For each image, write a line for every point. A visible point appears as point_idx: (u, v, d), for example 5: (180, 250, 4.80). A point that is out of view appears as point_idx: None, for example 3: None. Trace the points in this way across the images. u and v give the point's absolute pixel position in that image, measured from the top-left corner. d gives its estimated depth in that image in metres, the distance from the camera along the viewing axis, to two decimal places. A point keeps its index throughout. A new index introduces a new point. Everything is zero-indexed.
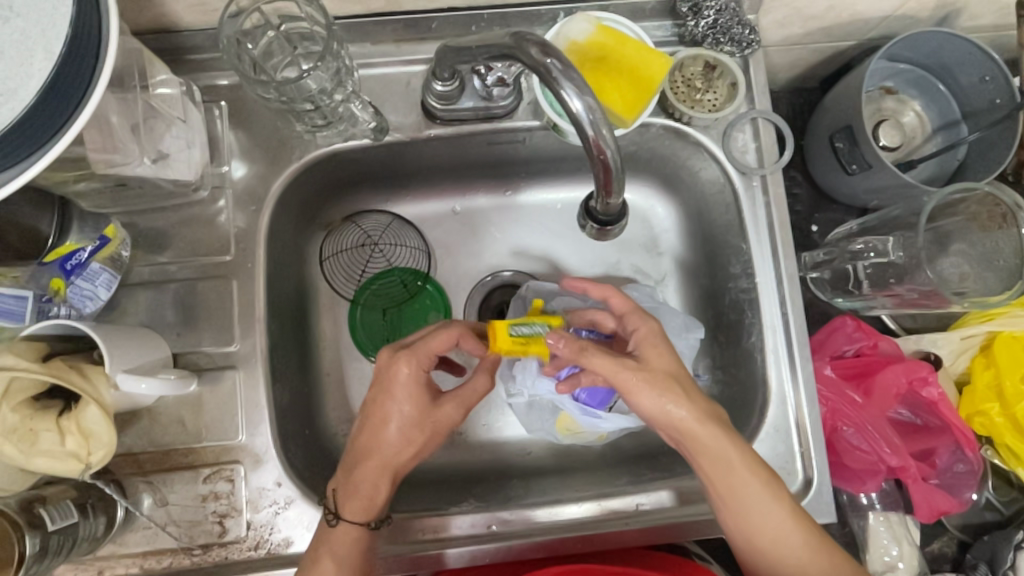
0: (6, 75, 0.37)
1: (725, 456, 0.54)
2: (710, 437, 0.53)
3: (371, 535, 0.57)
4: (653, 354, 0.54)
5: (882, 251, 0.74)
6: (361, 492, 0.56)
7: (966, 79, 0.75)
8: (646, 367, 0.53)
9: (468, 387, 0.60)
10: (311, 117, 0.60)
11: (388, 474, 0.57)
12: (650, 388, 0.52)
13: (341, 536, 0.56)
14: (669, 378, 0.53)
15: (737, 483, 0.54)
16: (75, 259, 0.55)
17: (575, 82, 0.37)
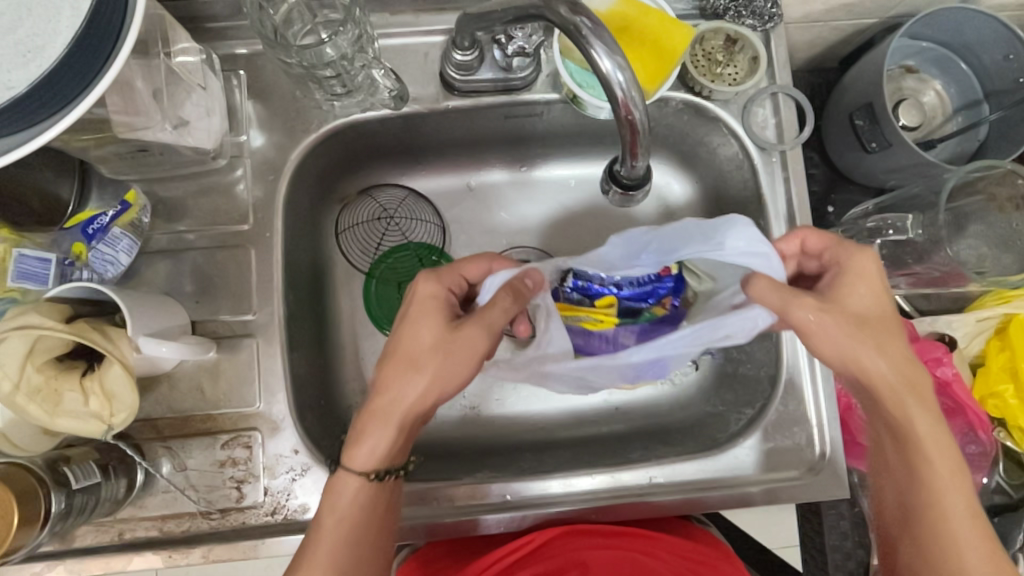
0: (35, 30, 0.37)
1: (902, 381, 0.49)
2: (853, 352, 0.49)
3: (380, 489, 0.52)
4: (853, 290, 0.50)
5: (902, 228, 0.73)
6: (384, 431, 0.51)
7: (989, 58, 0.74)
8: (857, 321, 0.49)
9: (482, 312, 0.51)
10: (331, 84, 0.60)
11: (394, 425, 0.51)
12: (861, 343, 0.49)
13: (342, 483, 0.51)
14: (886, 340, 0.49)
15: (911, 417, 0.49)
16: (97, 223, 0.55)
17: (606, 42, 0.38)
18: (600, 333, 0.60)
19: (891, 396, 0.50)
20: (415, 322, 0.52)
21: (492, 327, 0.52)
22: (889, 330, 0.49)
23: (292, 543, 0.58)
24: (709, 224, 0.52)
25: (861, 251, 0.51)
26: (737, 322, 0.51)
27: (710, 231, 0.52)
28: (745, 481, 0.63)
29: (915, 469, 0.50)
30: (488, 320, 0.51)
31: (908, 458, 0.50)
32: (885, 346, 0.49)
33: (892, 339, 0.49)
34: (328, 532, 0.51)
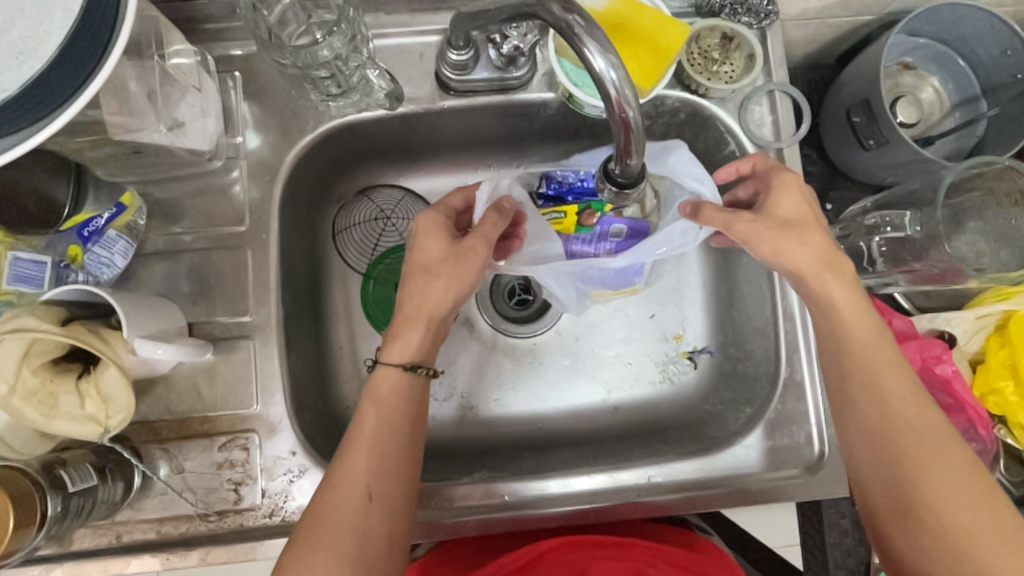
0: (27, 31, 0.37)
1: (839, 275, 0.53)
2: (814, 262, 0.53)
3: (415, 382, 0.53)
4: (787, 201, 0.56)
5: (899, 225, 0.72)
6: (417, 336, 0.53)
7: (987, 54, 0.74)
8: (802, 228, 0.54)
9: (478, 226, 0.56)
10: (325, 85, 0.60)
11: (423, 323, 0.53)
12: (803, 245, 0.53)
13: (381, 380, 0.52)
14: (824, 245, 0.54)
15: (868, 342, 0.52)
16: (93, 225, 0.55)
17: (598, 40, 0.38)
18: (577, 237, 0.66)
19: (841, 322, 0.53)
20: (422, 241, 0.56)
21: (491, 240, 0.56)
22: (832, 252, 0.54)
23: None
24: (665, 150, 0.64)
25: (775, 169, 0.59)
26: (670, 237, 0.63)
27: (664, 150, 0.65)
28: (744, 480, 0.63)
29: (888, 411, 0.50)
30: (484, 231, 0.56)
31: (872, 398, 0.51)
32: (831, 283, 0.53)
33: (830, 254, 0.54)
34: (360, 457, 0.49)
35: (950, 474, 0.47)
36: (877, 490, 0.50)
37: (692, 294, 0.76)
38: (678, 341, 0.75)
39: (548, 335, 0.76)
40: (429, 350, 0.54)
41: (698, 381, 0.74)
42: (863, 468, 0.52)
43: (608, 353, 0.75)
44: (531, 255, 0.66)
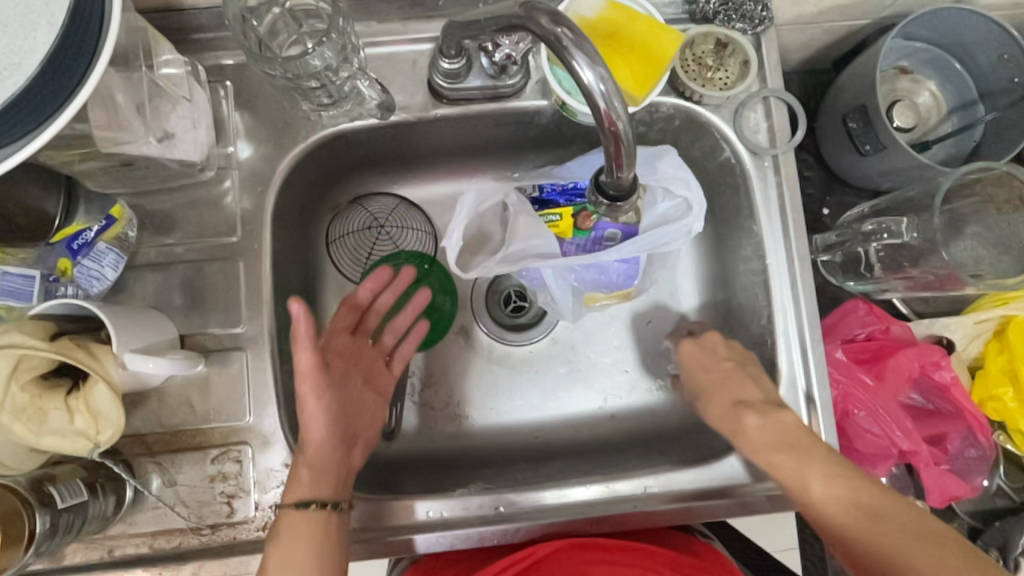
0: (9, 47, 0.36)
1: (745, 433, 0.59)
2: (727, 417, 0.61)
3: (322, 518, 0.53)
4: (761, 430, 0.58)
5: (896, 231, 0.71)
6: (303, 474, 0.54)
7: (985, 58, 0.73)
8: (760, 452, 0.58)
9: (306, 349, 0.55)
10: (317, 95, 0.59)
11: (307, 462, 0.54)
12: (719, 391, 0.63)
13: (286, 521, 0.53)
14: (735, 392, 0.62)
15: (836, 496, 0.53)
16: (81, 239, 0.55)
17: (587, 52, 0.38)
18: (573, 240, 0.66)
19: (809, 484, 0.54)
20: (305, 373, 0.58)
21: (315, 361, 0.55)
22: (779, 447, 0.57)
23: None
24: (654, 160, 0.66)
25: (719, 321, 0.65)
26: (663, 233, 0.65)
27: (654, 158, 0.66)
28: (741, 490, 0.62)
29: (866, 554, 0.51)
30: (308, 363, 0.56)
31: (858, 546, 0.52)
32: (780, 462, 0.56)
33: (774, 457, 0.57)
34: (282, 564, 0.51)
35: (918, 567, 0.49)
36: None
37: (687, 302, 0.76)
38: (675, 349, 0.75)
39: (544, 343, 0.75)
40: (323, 487, 0.54)
41: None
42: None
43: (604, 361, 0.75)
44: (531, 255, 0.66)
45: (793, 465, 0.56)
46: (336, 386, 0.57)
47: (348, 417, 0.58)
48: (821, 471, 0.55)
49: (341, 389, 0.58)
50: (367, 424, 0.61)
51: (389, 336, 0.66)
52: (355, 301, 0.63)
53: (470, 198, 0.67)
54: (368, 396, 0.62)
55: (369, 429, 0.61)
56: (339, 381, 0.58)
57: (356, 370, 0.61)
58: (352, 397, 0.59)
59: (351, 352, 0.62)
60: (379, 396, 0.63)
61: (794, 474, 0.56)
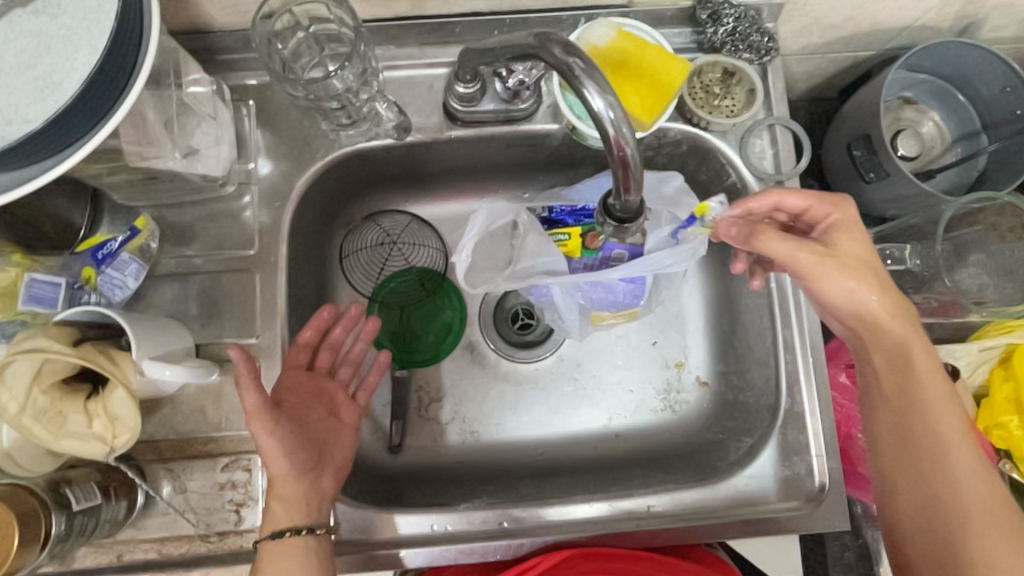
0: (54, 69, 0.39)
1: (880, 311, 0.53)
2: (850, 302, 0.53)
3: (307, 544, 0.53)
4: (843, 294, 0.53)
5: (899, 257, 0.73)
6: (276, 506, 0.54)
7: (987, 90, 0.75)
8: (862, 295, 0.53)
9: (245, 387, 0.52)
10: (337, 115, 0.62)
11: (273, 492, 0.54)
12: (837, 274, 0.53)
13: (270, 548, 0.53)
14: (861, 262, 0.54)
15: (914, 398, 0.52)
16: (106, 249, 0.57)
17: (597, 81, 0.39)
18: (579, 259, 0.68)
19: (916, 360, 0.53)
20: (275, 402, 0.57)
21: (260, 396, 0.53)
22: (894, 308, 0.53)
23: None
24: (660, 185, 0.69)
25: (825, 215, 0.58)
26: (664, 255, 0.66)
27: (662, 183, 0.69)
28: (744, 511, 0.63)
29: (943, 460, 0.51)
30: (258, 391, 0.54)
31: (915, 431, 0.52)
32: (863, 279, 0.53)
33: (870, 271, 0.53)
34: None
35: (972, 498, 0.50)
36: (909, 520, 0.53)
37: (695, 323, 0.77)
38: (681, 369, 0.76)
39: (550, 361, 0.76)
40: (294, 516, 0.53)
41: (700, 409, 0.74)
42: (894, 507, 0.54)
43: (610, 380, 0.75)
44: (538, 272, 0.67)
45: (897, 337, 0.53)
46: (290, 422, 0.55)
47: (309, 450, 0.56)
48: (924, 372, 0.52)
49: (295, 424, 0.56)
50: (337, 452, 0.59)
51: (348, 366, 0.64)
52: (303, 341, 0.62)
53: (481, 216, 0.68)
54: (334, 426, 0.60)
55: (340, 458, 0.59)
56: (292, 418, 0.56)
57: (313, 403, 0.60)
58: (311, 429, 0.58)
59: (305, 386, 0.60)
60: (344, 424, 0.61)
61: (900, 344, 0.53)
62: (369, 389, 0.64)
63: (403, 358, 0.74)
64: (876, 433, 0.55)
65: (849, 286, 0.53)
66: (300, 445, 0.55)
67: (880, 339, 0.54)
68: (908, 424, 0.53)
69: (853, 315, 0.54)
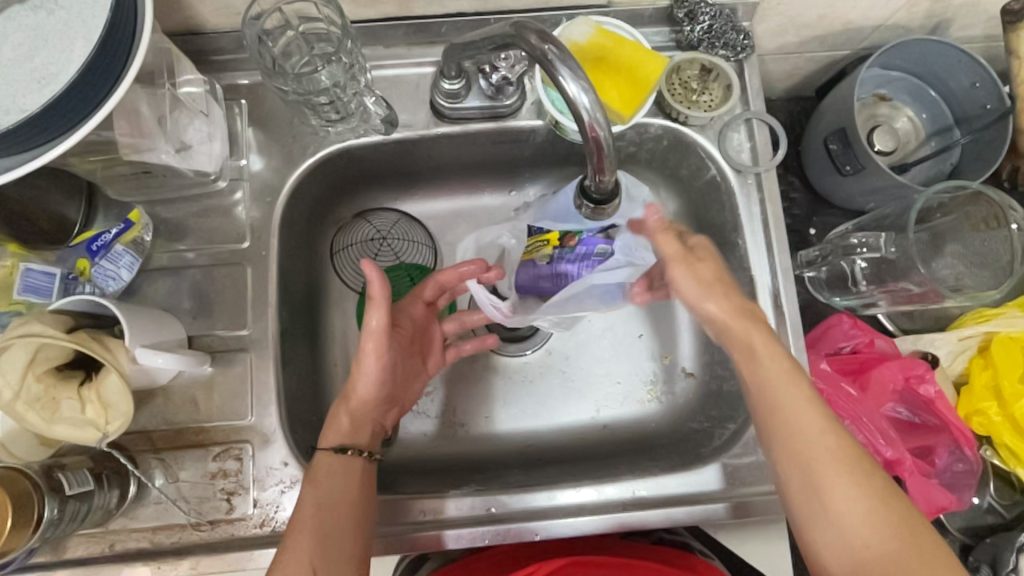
0: (52, 60, 0.41)
1: (733, 330, 0.56)
2: (743, 335, 0.56)
3: (358, 465, 0.58)
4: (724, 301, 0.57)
5: (875, 245, 0.76)
6: (345, 420, 0.59)
7: (958, 85, 0.77)
8: (726, 330, 0.57)
9: (373, 315, 0.56)
10: (325, 111, 0.63)
11: (345, 409, 0.59)
12: (705, 297, 0.58)
13: (323, 464, 0.57)
14: (732, 306, 0.57)
15: (776, 388, 0.53)
16: (100, 241, 0.59)
17: (572, 68, 0.41)
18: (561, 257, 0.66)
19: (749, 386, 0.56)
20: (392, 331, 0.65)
21: (376, 334, 0.57)
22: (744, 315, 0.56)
23: None
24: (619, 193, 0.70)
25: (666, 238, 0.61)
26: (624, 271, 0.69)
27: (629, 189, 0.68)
28: (727, 496, 0.64)
29: (822, 488, 0.49)
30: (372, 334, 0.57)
31: (800, 469, 0.51)
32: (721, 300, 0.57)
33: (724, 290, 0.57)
34: (309, 516, 0.53)
35: (873, 533, 0.47)
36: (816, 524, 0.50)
37: (680, 315, 0.78)
38: (666, 361, 0.77)
39: (538, 354, 0.77)
40: (359, 439, 0.60)
41: (685, 399, 0.75)
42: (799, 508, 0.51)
43: (597, 372, 0.77)
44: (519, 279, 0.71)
45: (762, 348, 0.55)
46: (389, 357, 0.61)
47: (391, 388, 0.64)
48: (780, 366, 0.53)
49: (392, 360, 0.62)
50: (408, 393, 0.69)
51: (457, 324, 0.73)
52: (441, 282, 0.69)
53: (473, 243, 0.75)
54: (416, 365, 0.69)
55: (406, 398, 0.69)
56: (396, 353, 0.63)
57: (415, 339, 0.68)
58: (401, 369, 0.66)
59: (419, 322, 0.69)
60: (428, 367, 0.71)
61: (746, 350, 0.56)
62: (459, 354, 0.73)
63: None
64: (764, 436, 0.54)
65: (712, 310, 0.57)
66: (389, 383, 0.62)
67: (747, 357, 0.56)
68: (786, 438, 0.52)
69: (718, 319, 0.57)
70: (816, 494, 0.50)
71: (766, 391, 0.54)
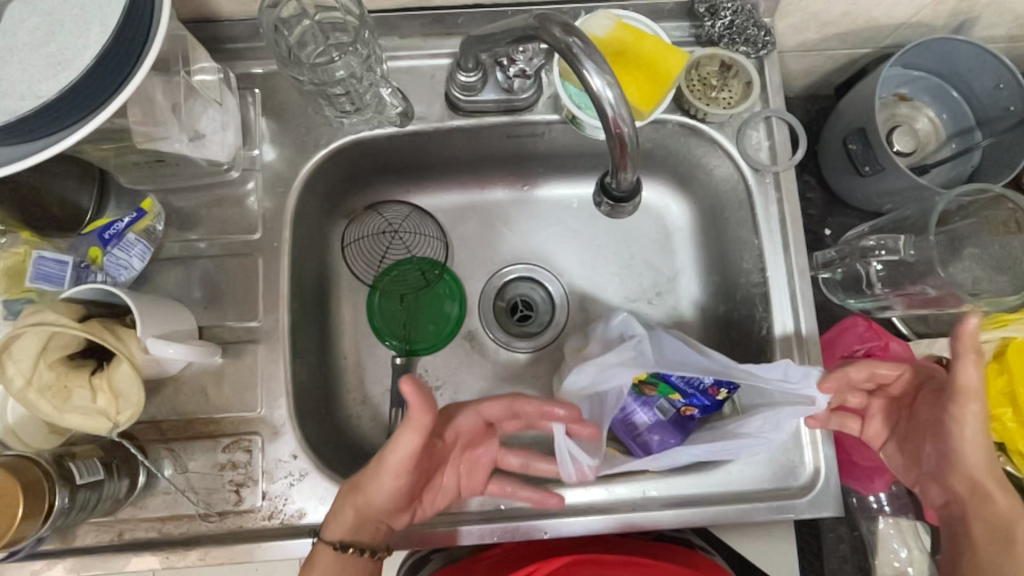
0: (67, 45, 0.40)
1: (982, 499, 0.56)
2: (1015, 512, 0.55)
3: (349, 560, 0.56)
4: (961, 477, 0.57)
5: (893, 248, 0.74)
6: (348, 515, 0.55)
7: (981, 86, 0.76)
8: (976, 494, 0.57)
9: (399, 442, 0.51)
10: (340, 102, 0.63)
11: (352, 509, 0.55)
12: (963, 456, 0.56)
13: (319, 556, 0.56)
14: (986, 472, 0.56)
15: (1001, 574, 0.54)
16: (113, 230, 0.59)
17: (596, 62, 0.41)
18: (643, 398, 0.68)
19: (969, 557, 0.56)
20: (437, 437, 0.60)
21: (404, 452, 0.52)
22: (1000, 483, 0.56)
23: (286, 548, 0.59)
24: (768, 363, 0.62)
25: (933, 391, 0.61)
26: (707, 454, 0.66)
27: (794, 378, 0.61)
28: (736, 497, 0.63)
29: None
30: (394, 454, 0.52)
31: None
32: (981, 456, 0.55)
33: (989, 444, 0.55)
34: None
35: None
36: None
37: (691, 315, 0.78)
38: None
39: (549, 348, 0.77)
40: (362, 536, 0.56)
41: None
42: None
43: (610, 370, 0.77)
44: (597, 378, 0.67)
45: (1007, 518, 0.55)
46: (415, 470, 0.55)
47: (412, 496, 0.58)
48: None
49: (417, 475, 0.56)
50: (434, 500, 0.61)
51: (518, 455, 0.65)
52: (513, 407, 0.62)
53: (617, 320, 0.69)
54: (446, 473, 0.61)
55: (436, 504, 0.61)
56: (424, 464, 0.58)
57: (452, 450, 0.62)
58: (428, 475, 0.59)
59: (472, 434, 0.63)
60: (460, 485, 0.62)
61: (998, 506, 0.55)
62: (501, 490, 0.62)
63: (401, 345, 0.74)
64: None
65: (973, 463, 0.56)
66: (411, 492, 0.57)
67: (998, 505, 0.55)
68: None
69: (970, 477, 0.56)
70: None
71: (984, 556, 0.55)
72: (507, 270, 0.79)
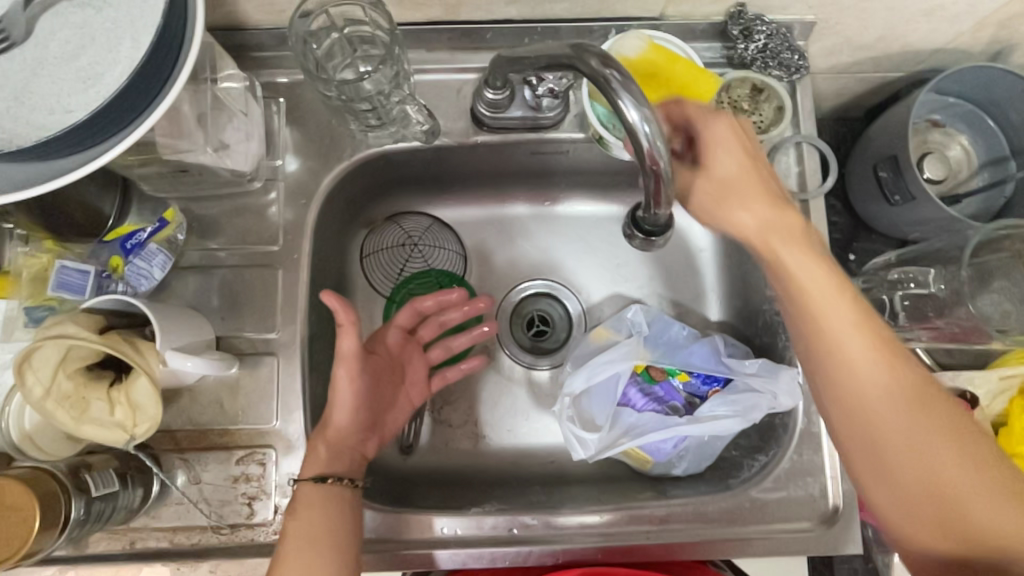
0: (99, 61, 0.40)
1: (781, 234, 0.48)
2: (815, 276, 0.47)
3: (340, 494, 0.55)
4: (727, 159, 0.49)
5: (923, 282, 0.73)
6: (323, 451, 0.56)
7: (1017, 116, 0.74)
8: (750, 206, 0.49)
9: (343, 333, 0.55)
10: (366, 117, 0.62)
11: (323, 438, 0.56)
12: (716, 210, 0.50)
13: (302, 497, 0.54)
14: (729, 185, 0.49)
15: (860, 383, 0.45)
16: (135, 239, 0.58)
17: (633, 94, 0.40)
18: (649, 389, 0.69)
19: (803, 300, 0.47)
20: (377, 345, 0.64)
21: (348, 354, 0.55)
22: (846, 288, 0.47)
23: None
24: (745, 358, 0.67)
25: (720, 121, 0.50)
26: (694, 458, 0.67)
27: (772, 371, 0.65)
28: (753, 529, 0.62)
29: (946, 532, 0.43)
30: (342, 352, 0.55)
31: (892, 466, 0.45)
32: (758, 210, 0.49)
33: (853, 298, 0.46)
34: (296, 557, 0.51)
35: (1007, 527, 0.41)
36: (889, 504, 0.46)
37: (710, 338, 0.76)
38: None
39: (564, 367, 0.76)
40: (338, 467, 0.56)
41: None
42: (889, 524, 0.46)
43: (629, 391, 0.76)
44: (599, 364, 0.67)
45: (859, 346, 0.45)
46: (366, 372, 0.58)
47: (371, 411, 0.60)
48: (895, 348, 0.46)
49: (370, 384, 0.59)
50: (390, 422, 0.63)
51: (441, 350, 0.68)
52: (419, 308, 0.66)
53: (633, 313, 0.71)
54: (396, 393, 0.64)
55: (387, 424, 0.63)
56: (374, 377, 0.60)
57: (390, 367, 0.64)
58: (381, 394, 0.62)
59: (399, 352, 0.65)
60: (409, 399, 0.65)
61: (850, 383, 0.46)
62: (444, 381, 0.67)
63: None
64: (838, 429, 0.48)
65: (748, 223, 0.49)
66: (368, 406, 0.59)
67: (838, 331, 0.46)
68: (882, 445, 0.45)
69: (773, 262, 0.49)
70: (962, 526, 0.42)
71: (856, 342, 0.45)
72: (525, 286, 0.78)
